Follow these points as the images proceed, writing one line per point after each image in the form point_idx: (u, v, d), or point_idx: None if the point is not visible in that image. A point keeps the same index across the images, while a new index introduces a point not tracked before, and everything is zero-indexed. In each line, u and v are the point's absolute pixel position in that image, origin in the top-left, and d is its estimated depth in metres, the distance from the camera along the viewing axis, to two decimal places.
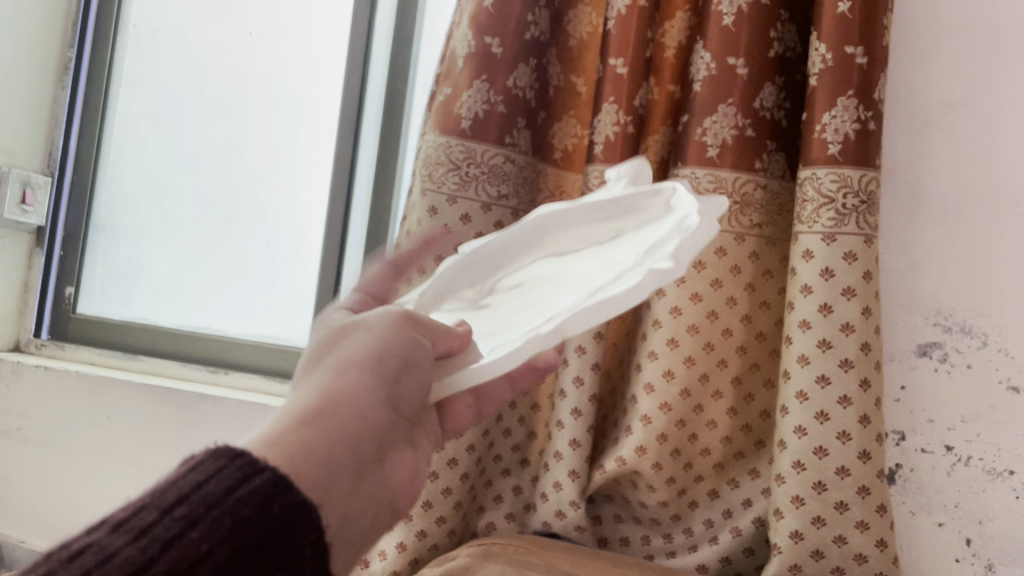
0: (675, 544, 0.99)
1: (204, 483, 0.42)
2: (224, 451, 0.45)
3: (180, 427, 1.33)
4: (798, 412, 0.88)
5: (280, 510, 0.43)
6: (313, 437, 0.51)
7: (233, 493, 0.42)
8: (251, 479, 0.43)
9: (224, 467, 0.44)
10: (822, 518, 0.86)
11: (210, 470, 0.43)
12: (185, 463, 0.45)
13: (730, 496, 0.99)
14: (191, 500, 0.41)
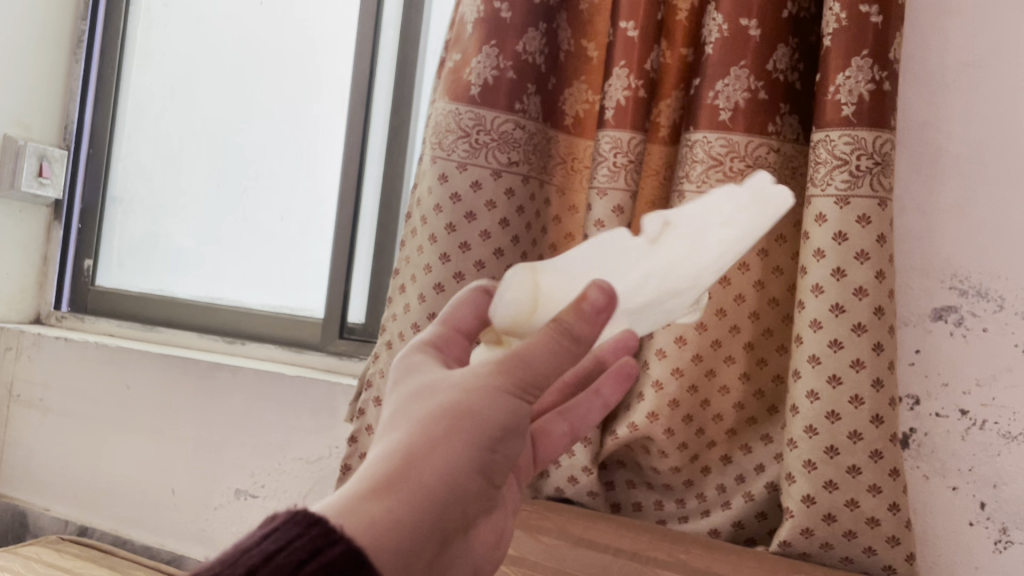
0: (687, 509, 1.00)
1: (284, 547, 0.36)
2: (301, 516, 0.38)
3: (199, 398, 1.35)
4: (810, 376, 0.87)
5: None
6: (398, 507, 0.40)
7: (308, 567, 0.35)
8: (327, 552, 0.36)
9: (296, 538, 0.37)
10: (834, 482, 0.86)
11: (284, 537, 0.37)
12: (259, 527, 0.38)
13: (743, 461, 0.99)
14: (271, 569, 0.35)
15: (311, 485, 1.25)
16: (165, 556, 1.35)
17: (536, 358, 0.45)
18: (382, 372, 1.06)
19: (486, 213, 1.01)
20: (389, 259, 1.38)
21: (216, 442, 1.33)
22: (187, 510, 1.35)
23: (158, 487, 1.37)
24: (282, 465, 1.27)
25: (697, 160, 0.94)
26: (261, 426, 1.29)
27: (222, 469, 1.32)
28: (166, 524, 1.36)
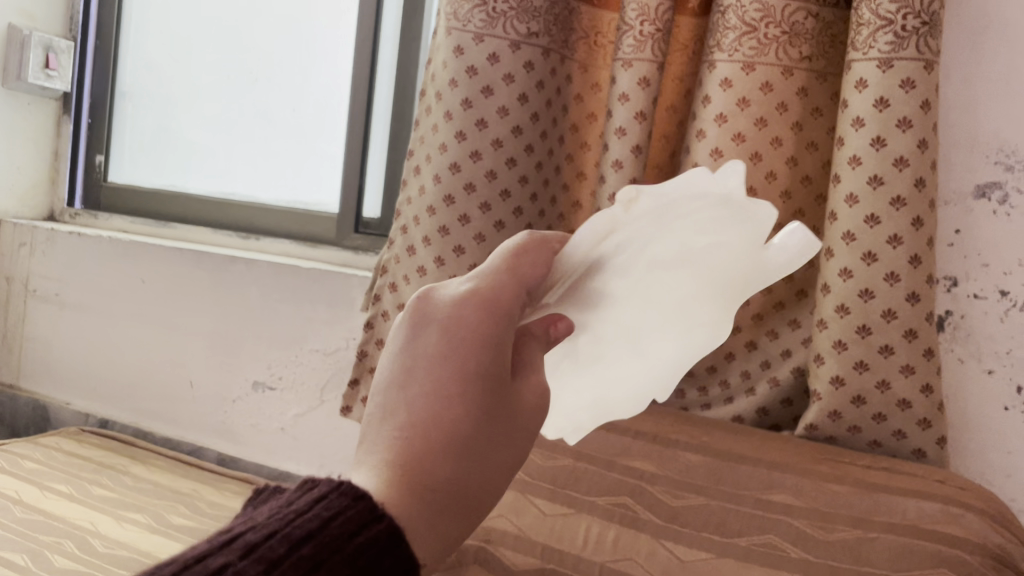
0: (710, 396, 0.98)
1: (359, 531, 0.36)
2: (351, 485, 0.38)
3: (213, 291, 1.33)
4: (843, 253, 0.83)
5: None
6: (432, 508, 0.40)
7: (355, 539, 0.35)
8: (373, 527, 0.36)
9: (349, 509, 0.36)
10: (865, 364, 0.83)
11: (335, 506, 0.36)
12: (307, 490, 0.37)
13: (769, 347, 0.96)
14: (341, 553, 0.34)
15: (329, 377, 1.24)
16: (186, 448, 1.36)
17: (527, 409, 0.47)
18: (397, 258, 1.03)
19: (504, 88, 0.96)
20: (404, 149, 1.33)
21: (233, 336, 1.32)
22: (206, 404, 1.34)
23: (175, 379, 1.37)
24: (299, 357, 1.26)
25: (729, 27, 0.88)
26: (277, 319, 1.27)
27: (239, 363, 1.31)
28: (185, 417, 1.36)
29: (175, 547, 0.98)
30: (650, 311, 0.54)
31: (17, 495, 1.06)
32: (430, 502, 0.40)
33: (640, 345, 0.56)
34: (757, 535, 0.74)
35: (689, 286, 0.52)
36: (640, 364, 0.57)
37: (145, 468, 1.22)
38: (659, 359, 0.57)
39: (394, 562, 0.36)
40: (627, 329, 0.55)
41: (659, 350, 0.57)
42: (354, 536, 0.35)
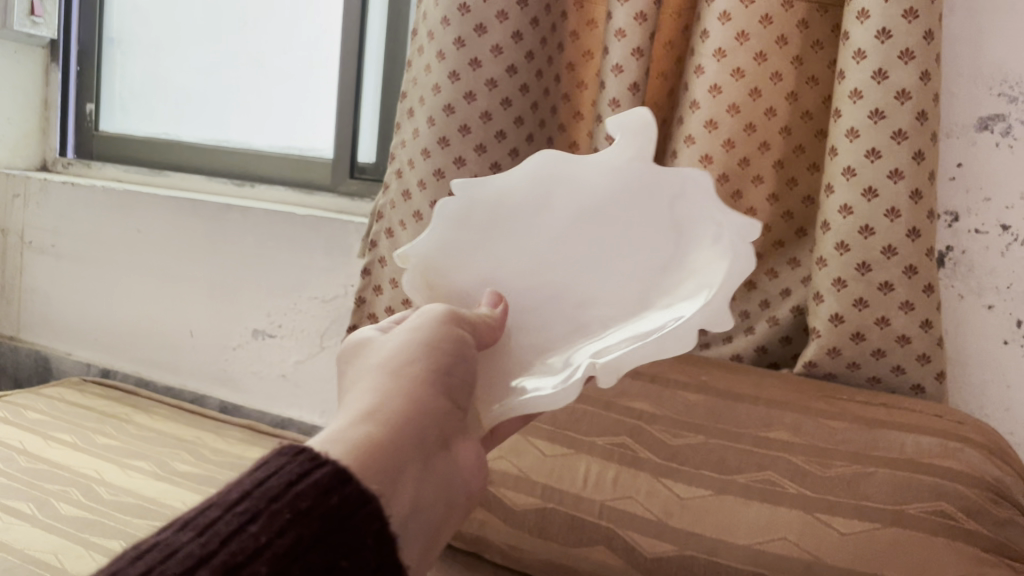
0: (709, 336, 0.98)
1: (296, 480, 0.38)
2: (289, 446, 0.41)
3: (209, 240, 1.32)
4: (843, 190, 0.82)
5: (338, 536, 0.37)
6: (383, 429, 0.45)
7: (292, 486, 0.38)
8: (310, 472, 0.39)
9: (284, 464, 0.39)
10: (865, 301, 0.83)
11: (272, 466, 0.40)
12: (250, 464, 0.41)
13: (768, 286, 0.96)
14: (278, 502, 0.37)
15: (329, 324, 1.24)
16: (189, 397, 1.37)
17: (432, 333, 0.53)
18: (393, 203, 1.02)
19: (498, 25, 0.94)
20: (397, 91, 1.31)
21: (231, 285, 1.31)
22: (207, 352, 1.35)
23: (174, 328, 1.37)
24: (298, 304, 1.26)
25: None
26: (275, 267, 1.27)
27: (238, 311, 1.31)
28: (186, 366, 1.37)
29: (180, 493, 0.99)
30: (576, 247, 0.63)
31: (21, 446, 1.07)
32: (364, 427, 0.44)
33: (607, 276, 0.62)
34: (756, 471, 0.76)
35: (584, 208, 0.63)
36: (618, 284, 0.62)
37: (148, 417, 1.23)
38: (635, 272, 0.62)
39: (336, 501, 0.38)
40: (571, 269, 0.63)
41: (625, 263, 0.62)
42: (290, 485, 0.38)
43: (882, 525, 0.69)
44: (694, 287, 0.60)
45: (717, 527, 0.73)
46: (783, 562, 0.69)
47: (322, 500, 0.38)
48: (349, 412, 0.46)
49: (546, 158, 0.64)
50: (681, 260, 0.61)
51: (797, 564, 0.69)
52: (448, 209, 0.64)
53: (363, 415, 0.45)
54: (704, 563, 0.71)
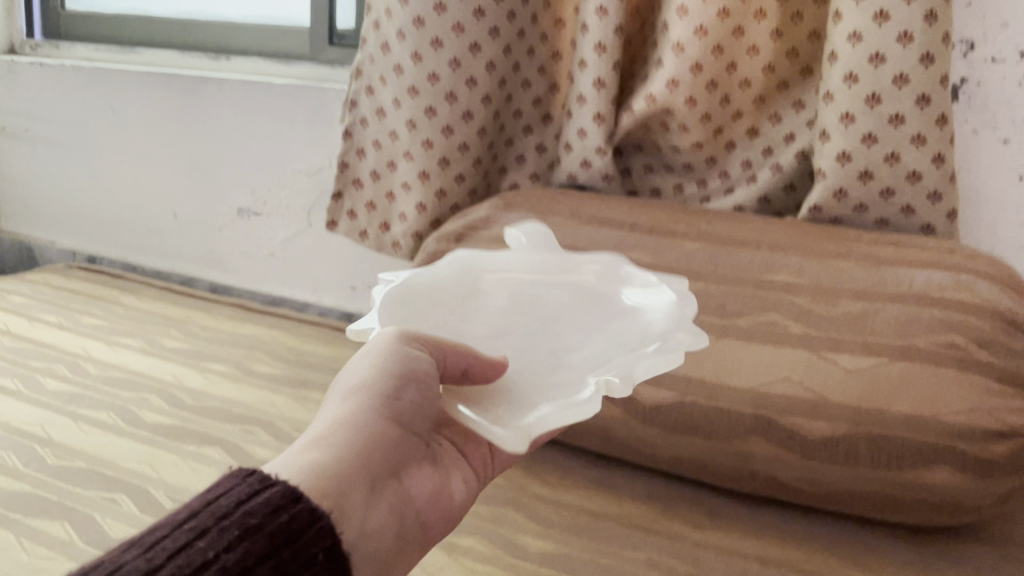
0: (710, 189, 0.94)
1: (247, 499, 0.37)
2: (239, 470, 0.40)
3: (186, 115, 1.26)
4: (852, 16, 0.76)
5: (290, 553, 0.36)
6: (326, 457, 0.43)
7: (245, 505, 0.37)
8: (262, 493, 0.38)
9: (234, 487, 0.38)
10: (874, 136, 0.78)
11: (220, 488, 0.38)
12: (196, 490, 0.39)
13: (772, 133, 0.90)
14: (228, 520, 0.36)
15: (315, 198, 1.19)
16: (178, 280, 1.34)
17: (389, 360, 0.49)
18: (372, 58, 0.96)
19: None
20: None
21: (211, 161, 1.26)
22: (192, 232, 1.31)
23: (158, 211, 1.33)
24: (282, 179, 1.20)
25: None
26: (255, 141, 1.21)
27: (221, 189, 1.26)
28: (173, 249, 1.34)
29: (170, 367, 0.98)
30: (523, 313, 0.62)
31: (5, 327, 1.05)
32: (314, 454, 0.43)
33: (565, 326, 0.60)
34: (758, 315, 0.73)
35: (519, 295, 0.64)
36: (579, 328, 0.60)
37: (137, 298, 1.21)
38: (586, 322, 0.61)
39: (287, 520, 0.37)
40: (528, 321, 0.61)
41: (573, 318, 0.61)
42: (239, 505, 0.37)
43: (888, 360, 0.67)
44: (651, 322, 0.60)
45: (717, 371, 0.72)
46: (787, 402, 0.69)
47: (272, 519, 0.36)
48: (304, 439, 0.45)
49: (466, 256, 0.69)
50: (619, 312, 0.62)
51: (800, 404, 0.68)
52: (392, 294, 0.61)
53: (314, 442, 0.44)
54: (703, 409, 0.72)
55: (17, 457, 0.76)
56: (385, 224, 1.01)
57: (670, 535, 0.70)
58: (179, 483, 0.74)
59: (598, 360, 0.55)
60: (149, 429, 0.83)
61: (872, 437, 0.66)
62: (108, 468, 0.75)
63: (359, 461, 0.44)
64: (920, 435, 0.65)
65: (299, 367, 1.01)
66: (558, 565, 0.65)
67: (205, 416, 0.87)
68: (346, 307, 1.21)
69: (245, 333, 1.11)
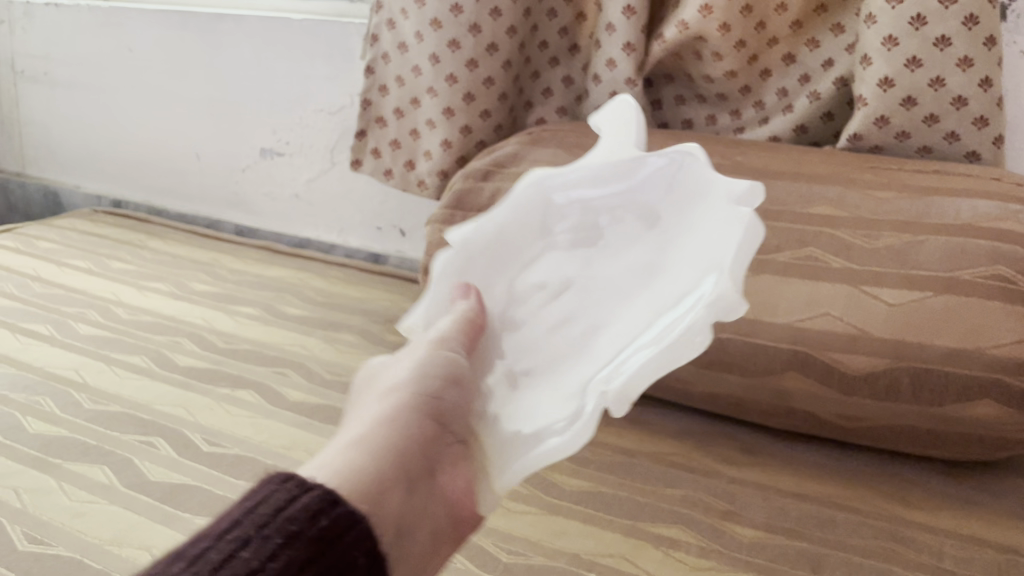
0: (744, 119, 0.91)
1: (285, 505, 0.36)
2: (277, 475, 0.38)
3: (206, 54, 1.24)
4: None
5: (331, 556, 0.35)
6: (366, 460, 0.43)
7: (283, 509, 0.35)
8: (299, 498, 0.36)
9: (272, 492, 0.37)
10: (919, 59, 0.75)
11: (258, 494, 0.37)
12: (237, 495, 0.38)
13: (809, 58, 0.87)
14: (270, 527, 0.35)
15: (338, 137, 1.17)
16: (204, 222, 1.33)
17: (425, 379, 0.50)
18: None
19: None
20: None
21: (232, 102, 1.24)
22: (216, 175, 1.30)
23: (181, 153, 1.32)
24: (304, 119, 1.18)
25: None
26: (275, 80, 1.19)
27: (243, 129, 1.25)
28: (198, 191, 1.33)
29: (200, 311, 0.98)
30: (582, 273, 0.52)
31: (35, 273, 1.05)
32: (354, 454, 0.43)
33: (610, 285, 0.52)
34: (797, 249, 0.70)
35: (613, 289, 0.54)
36: (622, 282, 0.52)
37: (163, 241, 1.20)
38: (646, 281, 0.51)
39: (325, 525, 0.36)
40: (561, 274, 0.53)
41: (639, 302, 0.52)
42: (280, 510, 0.35)
43: (932, 294, 0.65)
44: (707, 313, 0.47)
45: (754, 307, 0.70)
46: (827, 338, 0.67)
47: (314, 523, 0.35)
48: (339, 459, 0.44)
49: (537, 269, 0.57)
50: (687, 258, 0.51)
51: (839, 340, 0.67)
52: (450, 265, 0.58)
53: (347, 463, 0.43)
54: (740, 345, 0.71)
55: (53, 402, 0.76)
56: (410, 162, 0.99)
57: (705, 472, 0.70)
58: (214, 426, 0.74)
59: (626, 378, 0.49)
60: (181, 372, 0.83)
61: (914, 370, 0.65)
62: (143, 412, 0.75)
63: (391, 467, 0.44)
64: (964, 368, 0.64)
65: (327, 308, 1.01)
66: (593, 504, 0.65)
67: (236, 359, 0.87)
68: (373, 248, 1.20)
69: (272, 276, 1.10)
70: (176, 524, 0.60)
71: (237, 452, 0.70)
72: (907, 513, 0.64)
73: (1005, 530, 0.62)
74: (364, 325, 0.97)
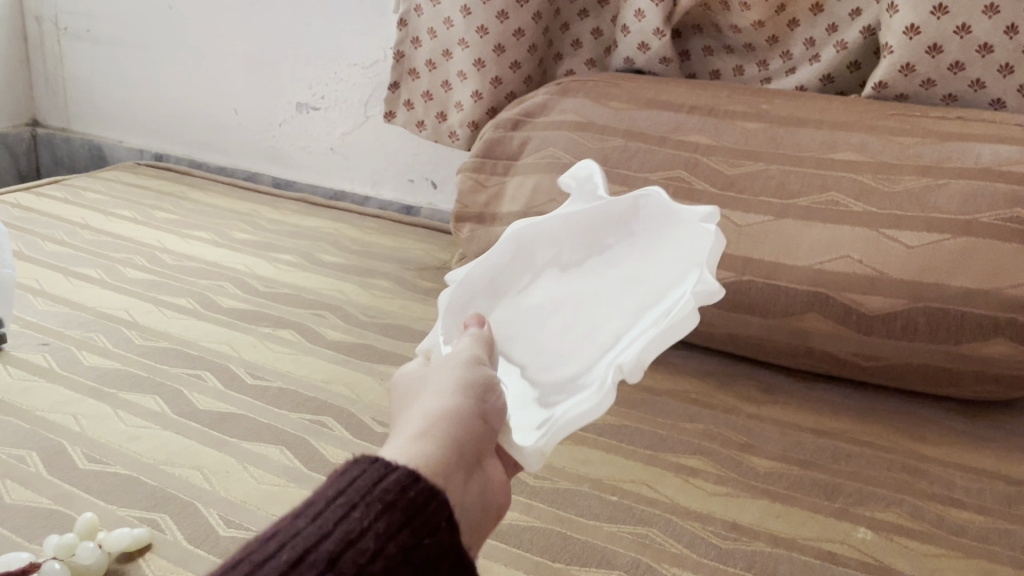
0: (772, 70, 0.92)
1: (385, 476, 0.32)
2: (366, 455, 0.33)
3: (243, 10, 1.26)
4: None
5: (422, 523, 0.31)
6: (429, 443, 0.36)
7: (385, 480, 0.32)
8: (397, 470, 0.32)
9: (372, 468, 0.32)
10: (945, 7, 0.76)
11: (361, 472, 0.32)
12: (333, 470, 0.32)
13: (838, 8, 0.87)
14: (370, 497, 0.31)
15: (372, 92, 1.19)
16: (241, 175, 1.37)
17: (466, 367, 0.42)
18: None
19: None
20: None
21: (268, 57, 1.27)
22: (253, 129, 1.33)
23: (219, 108, 1.35)
24: (338, 74, 1.21)
25: None
26: (311, 35, 1.22)
27: (279, 84, 1.27)
28: (235, 145, 1.36)
29: (240, 258, 1.01)
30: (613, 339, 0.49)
31: (84, 221, 1.10)
32: (421, 442, 0.36)
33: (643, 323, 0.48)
34: (818, 194, 0.72)
35: (562, 237, 0.56)
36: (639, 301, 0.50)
37: (203, 193, 1.24)
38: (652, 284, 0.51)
39: (420, 496, 0.32)
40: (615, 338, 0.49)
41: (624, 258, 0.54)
42: (377, 483, 0.32)
43: (950, 236, 0.66)
44: (650, 222, 0.55)
45: (775, 251, 0.72)
46: (845, 279, 0.69)
47: (405, 497, 0.31)
48: (404, 423, 0.39)
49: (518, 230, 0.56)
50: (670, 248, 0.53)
51: (857, 281, 0.69)
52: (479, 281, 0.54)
53: (435, 425, 0.37)
54: (761, 287, 0.73)
55: (107, 339, 0.81)
56: (442, 113, 1.02)
57: (726, 409, 0.72)
58: (258, 362, 0.78)
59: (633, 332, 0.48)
60: (226, 313, 0.87)
61: (930, 310, 0.67)
62: (191, 349, 0.80)
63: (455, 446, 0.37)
64: (981, 308, 0.65)
65: (362, 257, 1.04)
66: (617, 436, 0.68)
67: (277, 302, 0.91)
68: (405, 200, 1.23)
69: (309, 226, 1.14)
70: (225, 448, 0.65)
71: (279, 385, 0.74)
72: (921, 447, 0.67)
73: (1016, 464, 0.64)
74: (397, 272, 1.00)
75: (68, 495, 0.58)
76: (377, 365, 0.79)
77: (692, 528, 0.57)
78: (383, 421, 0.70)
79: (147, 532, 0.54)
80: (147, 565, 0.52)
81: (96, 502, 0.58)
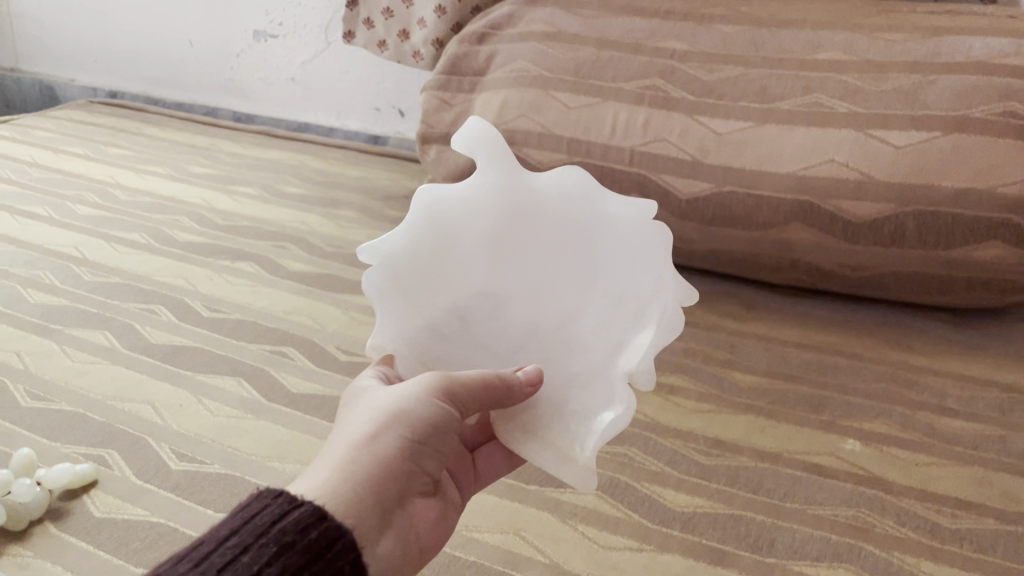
0: None
1: (286, 513, 0.31)
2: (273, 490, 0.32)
3: None
4: None
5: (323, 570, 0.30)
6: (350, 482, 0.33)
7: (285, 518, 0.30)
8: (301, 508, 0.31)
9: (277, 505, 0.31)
10: None
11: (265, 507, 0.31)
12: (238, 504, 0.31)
13: None
14: (265, 539, 0.30)
15: (332, 16, 1.13)
16: (201, 111, 1.31)
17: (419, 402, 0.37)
18: None
19: None
20: None
21: None
22: (210, 62, 1.27)
23: (173, 41, 1.29)
24: None
25: None
26: None
27: (234, 12, 1.21)
28: (193, 80, 1.30)
29: (198, 192, 0.97)
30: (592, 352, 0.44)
31: (31, 159, 1.04)
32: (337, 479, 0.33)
33: (624, 338, 0.44)
34: (802, 97, 0.68)
35: (495, 227, 0.44)
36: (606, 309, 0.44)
37: (159, 130, 1.19)
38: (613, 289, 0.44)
39: (321, 538, 0.30)
40: (597, 353, 0.44)
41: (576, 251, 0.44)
42: (275, 523, 0.30)
43: (941, 134, 0.63)
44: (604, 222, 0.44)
45: (757, 158, 0.68)
46: (831, 185, 0.66)
47: (304, 538, 0.30)
48: (335, 441, 0.36)
49: (432, 196, 0.43)
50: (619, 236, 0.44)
51: (843, 186, 0.65)
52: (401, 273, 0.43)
53: (357, 474, 0.34)
54: (742, 198, 0.69)
55: (54, 275, 0.76)
56: (404, 32, 0.96)
57: (707, 327, 0.69)
58: (215, 295, 0.74)
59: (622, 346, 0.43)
60: (181, 247, 0.83)
61: (920, 214, 0.63)
62: (144, 283, 0.75)
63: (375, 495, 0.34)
64: (973, 209, 0.62)
65: (327, 188, 1.00)
66: None
67: (236, 234, 0.86)
68: (372, 130, 1.18)
69: (271, 159, 1.09)
70: (179, 382, 0.61)
71: (238, 317, 0.71)
72: (911, 358, 0.64)
73: (1009, 372, 0.62)
74: (363, 202, 0.96)
75: (8, 436, 0.55)
76: (341, 295, 0.75)
77: (674, 447, 0.54)
78: (348, 349, 0.66)
79: (93, 468, 0.51)
80: (92, 501, 0.49)
81: (38, 440, 0.54)
